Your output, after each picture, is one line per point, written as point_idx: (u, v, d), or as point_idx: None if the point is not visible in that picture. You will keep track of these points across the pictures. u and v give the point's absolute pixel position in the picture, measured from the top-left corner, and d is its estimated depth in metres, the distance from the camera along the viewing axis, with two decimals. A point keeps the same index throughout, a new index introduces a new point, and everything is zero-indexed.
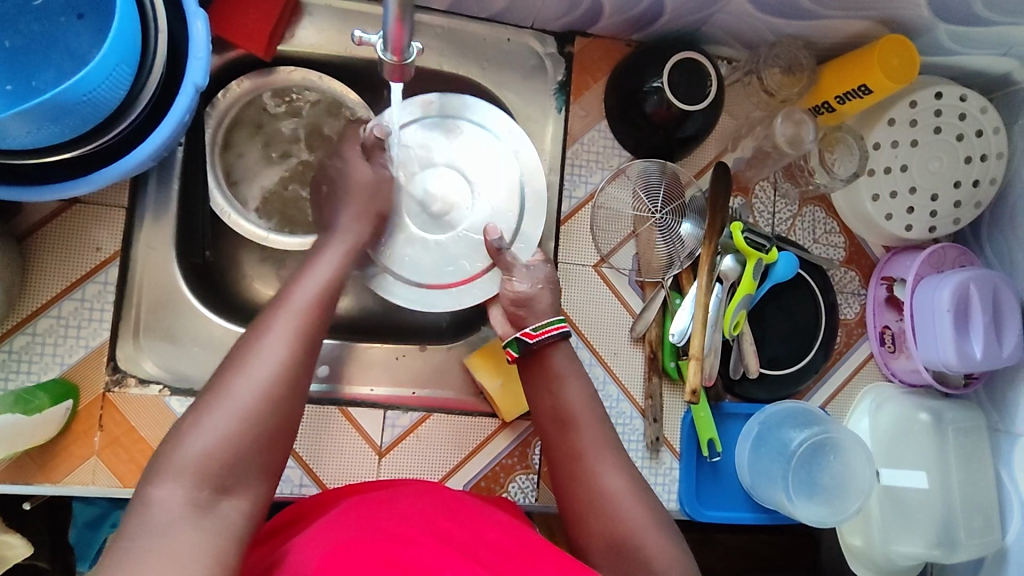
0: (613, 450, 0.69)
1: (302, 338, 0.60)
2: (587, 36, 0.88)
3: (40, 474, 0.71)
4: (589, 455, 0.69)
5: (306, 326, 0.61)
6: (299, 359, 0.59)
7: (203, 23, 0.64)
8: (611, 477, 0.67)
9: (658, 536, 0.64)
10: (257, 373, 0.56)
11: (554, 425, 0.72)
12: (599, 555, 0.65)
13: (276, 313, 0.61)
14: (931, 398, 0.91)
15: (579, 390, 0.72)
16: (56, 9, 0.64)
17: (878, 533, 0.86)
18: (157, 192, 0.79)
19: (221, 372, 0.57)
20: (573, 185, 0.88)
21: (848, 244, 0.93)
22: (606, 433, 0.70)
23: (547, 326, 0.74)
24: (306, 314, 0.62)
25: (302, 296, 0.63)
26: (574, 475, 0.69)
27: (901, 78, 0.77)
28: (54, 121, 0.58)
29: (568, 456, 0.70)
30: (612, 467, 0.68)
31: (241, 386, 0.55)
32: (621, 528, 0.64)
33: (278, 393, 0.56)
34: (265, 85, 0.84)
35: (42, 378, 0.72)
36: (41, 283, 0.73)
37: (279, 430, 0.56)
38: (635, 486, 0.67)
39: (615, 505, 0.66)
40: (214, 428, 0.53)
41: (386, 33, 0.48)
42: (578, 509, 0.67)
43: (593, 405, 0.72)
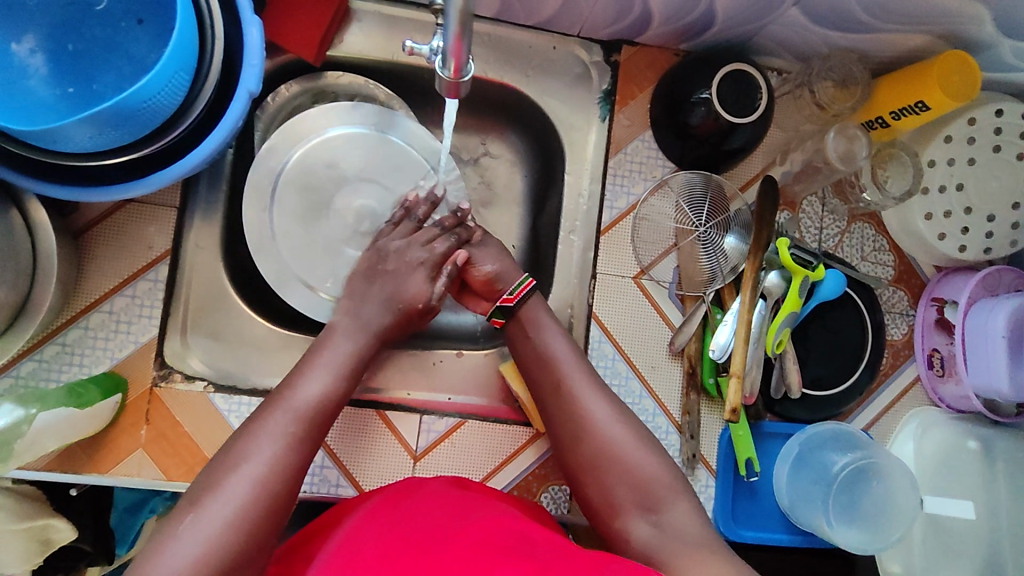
0: (593, 380, 0.72)
1: (292, 442, 0.63)
2: (634, 45, 0.87)
3: (88, 464, 0.74)
4: (566, 381, 0.72)
5: (298, 428, 0.64)
6: (288, 469, 0.61)
7: (258, 30, 0.65)
8: (594, 406, 0.70)
9: (644, 455, 0.68)
10: (246, 477, 0.59)
11: (535, 364, 0.74)
12: (586, 470, 0.69)
13: (271, 414, 0.64)
14: (979, 424, 0.88)
15: (553, 330, 0.75)
16: (118, 14, 0.66)
17: (920, 564, 0.83)
18: (208, 192, 0.80)
19: (213, 471, 0.60)
20: (615, 196, 0.87)
21: (897, 263, 0.90)
22: (587, 368, 0.73)
23: (523, 284, 0.77)
24: (302, 417, 0.64)
25: (300, 398, 0.66)
26: (555, 398, 0.72)
27: (961, 97, 0.74)
28: (116, 126, 0.59)
29: (549, 386, 0.73)
30: (589, 392, 0.71)
31: (232, 488, 0.58)
32: (605, 445, 0.68)
33: (268, 495, 0.59)
34: (314, 89, 0.86)
35: (92, 371, 0.74)
36: (97, 279, 0.75)
37: (267, 530, 0.58)
38: (618, 410, 0.71)
39: (600, 429, 0.69)
40: (203, 531, 0.55)
41: (445, 47, 0.47)
42: (562, 436, 0.71)
43: (571, 343, 0.75)
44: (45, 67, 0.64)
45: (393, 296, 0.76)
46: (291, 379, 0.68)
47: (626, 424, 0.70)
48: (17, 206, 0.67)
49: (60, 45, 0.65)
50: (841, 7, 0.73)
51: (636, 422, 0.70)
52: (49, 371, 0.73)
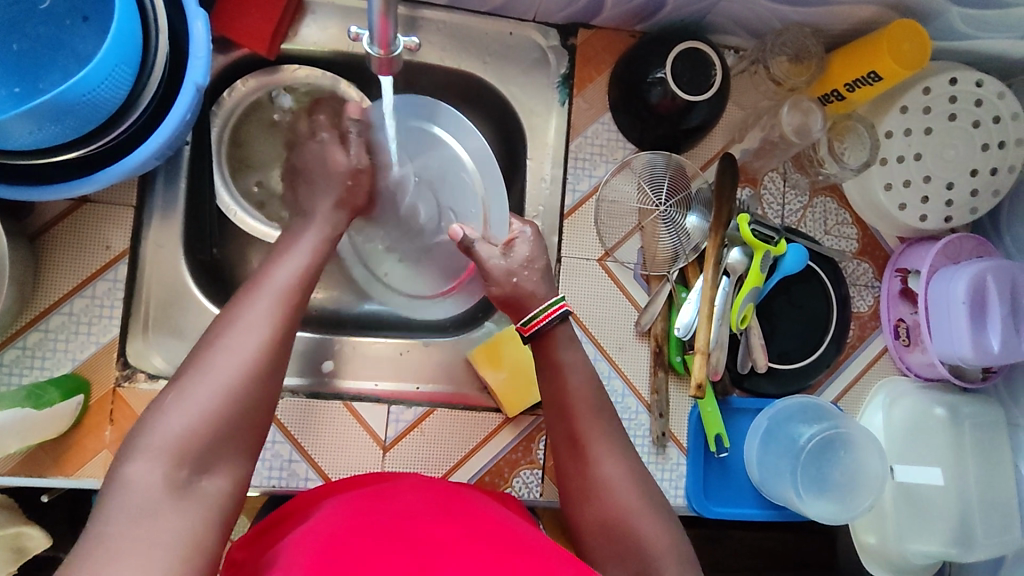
0: (610, 436, 0.70)
1: (281, 322, 0.60)
2: (590, 28, 0.87)
3: (54, 467, 0.73)
4: (586, 440, 0.70)
5: (285, 308, 0.62)
6: (277, 345, 0.59)
7: (203, 23, 0.65)
8: (610, 467, 0.68)
9: (653, 522, 0.65)
10: (236, 351, 0.57)
11: (553, 410, 0.73)
12: (594, 533, 0.67)
13: (255, 295, 0.61)
14: (947, 391, 0.89)
15: (579, 380, 0.73)
16: (61, 12, 0.66)
17: (892, 531, 0.85)
18: (165, 190, 0.79)
19: (199, 348, 0.57)
20: (576, 178, 0.87)
21: (860, 235, 0.91)
22: (606, 422, 0.71)
23: (543, 313, 0.74)
24: (287, 297, 0.63)
25: (274, 274, 0.64)
26: (573, 453, 0.70)
27: (912, 66, 0.75)
28: (57, 122, 0.59)
29: (568, 441, 0.71)
30: (607, 456, 0.69)
31: (220, 363, 0.56)
32: (615, 513, 0.66)
33: (257, 371, 0.57)
34: (271, 83, 0.84)
35: (54, 373, 0.74)
36: (55, 281, 0.75)
37: (259, 404, 0.57)
38: (634, 476, 0.68)
39: (614, 494, 0.67)
40: (194, 403, 0.53)
41: (372, 28, 0.48)
42: (576, 491, 0.69)
43: (594, 394, 0.72)
44: None
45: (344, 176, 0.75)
46: (266, 267, 0.65)
47: (639, 488, 0.68)
48: None
49: (4, 44, 0.65)
50: None
51: (649, 487, 0.68)
52: (9, 375, 0.73)
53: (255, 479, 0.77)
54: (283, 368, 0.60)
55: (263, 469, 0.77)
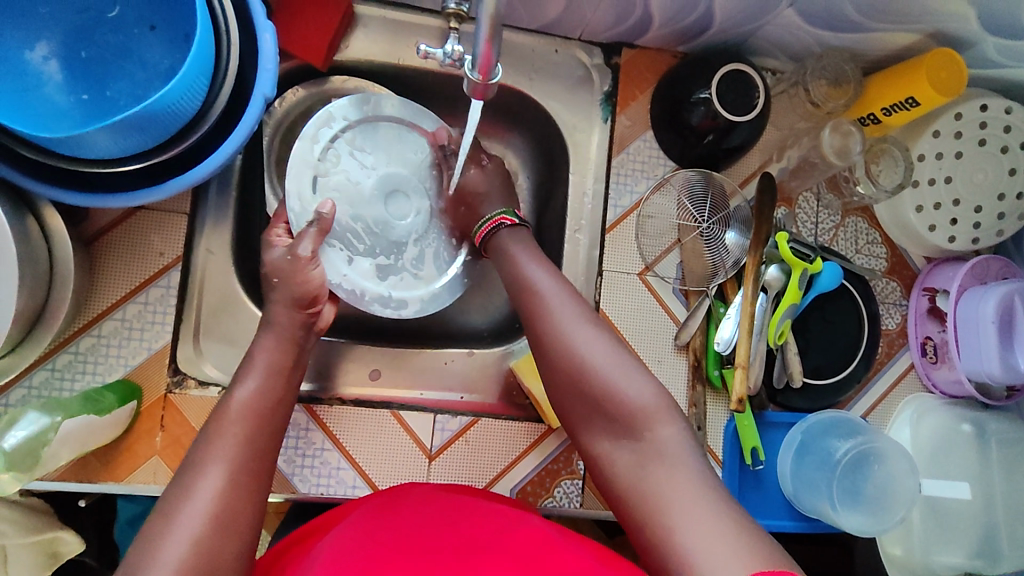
0: (586, 318, 0.70)
1: (247, 451, 0.61)
2: (634, 48, 0.89)
3: (104, 472, 0.74)
4: (558, 316, 0.70)
5: (246, 440, 0.62)
6: (245, 473, 0.59)
7: (271, 36, 0.66)
8: (585, 340, 0.68)
9: (635, 391, 0.64)
10: (210, 481, 0.57)
11: (524, 295, 0.73)
12: (578, 405, 0.67)
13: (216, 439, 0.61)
14: (972, 408, 0.91)
15: (547, 272, 0.74)
16: (130, 21, 0.66)
17: (918, 545, 0.87)
18: (218, 196, 0.81)
19: (173, 488, 0.57)
20: (618, 195, 0.89)
21: (889, 255, 0.94)
22: (580, 306, 0.71)
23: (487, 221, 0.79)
24: (249, 431, 0.63)
25: (239, 402, 0.64)
26: (544, 337, 0.70)
27: (951, 91, 0.77)
28: (140, 132, 0.60)
29: (539, 334, 0.71)
30: (585, 334, 0.68)
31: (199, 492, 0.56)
32: (598, 381, 0.66)
33: (236, 492, 0.57)
34: (319, 95, 0.87)
35: (106, 379, 0.74)
36: (110, 287, 0.75)
37: (243, 511, 0.57)
38: (614, 350, 0.68)
39: (593, 366, 0.67)
40: (186, 527, 0.54)
41: (475, 55, 0.49)
42: (553, 370, 0.69)
43: (563, 282, 0.73)
44: (59, 73, 0.64)
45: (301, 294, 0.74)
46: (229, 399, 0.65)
47: (617, 357, 0.67)
48: (31, 211, 0.67)
49: (73, 51, 0.65)
50: (835, 7, 0.76)
51: (630, 364, 0.67)
52: (61, 380, 0.73)
53: (304, 487, 0.78)
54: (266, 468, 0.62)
55: (311, 475, 0.79)
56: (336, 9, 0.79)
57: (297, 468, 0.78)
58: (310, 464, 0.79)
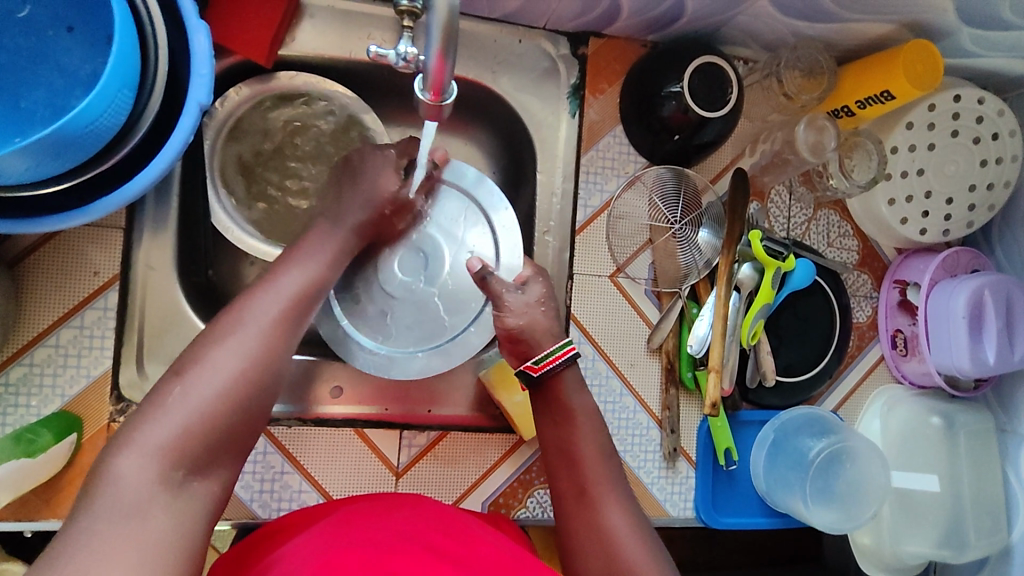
0: (618, 489, 0.68)
1: (284, 329, 0.60)
2: (601, 37, 0.85)
3: (45, 510, 0.69)
4: (594, 489, 0.68)
5: (289, 314, 0.61)
6: (275, 358, 0.58)
7: (203, 37, 0.60)
8: (617, 514, 0.66)
9: None
10: (237, 350, 0.56)
11: (560, 461, 0.70)
12: None
13: (261, 296, 0.61)
14: (939, 399, 0.92)
15: (587, 430, 0.71)
16: (44, 21, 0.60)
17: (887, 534, 0.88)
18: (156, 206, 0.75)
19: (197, 346, 0.57)
20: (588, 194, 0.85)
21: (860, 247, 0.92)
22: (611, 471, 0.69)
23: (551, 355, 0.71)
24: (294, 304, 0.62)
25: (288, 283, 0.63)
26: (578, 515, 0.67)
27: (927, 84, 0.75)
28: (55, 157, 0.54)
29: (573, 489, 0.68)
30: (615, 506, 0.67)
31: (223, 362, 0.55)
32: (622, 563, 0.62)
33: (259, 377, 0.57)
34: (266, 92, 0.79)
35: (42, 412, 0.69)
36: (40, 309, 0.69)
37: (253, 416, 0.56)
38: (640, 530, 0.66)
39: (621, 546, 0.64)
40: (192, 403, 0.53)
41: (426, 68, 0.47)
42: (578, 549, 0.65)
43: (601, 445, 0.70)
44: None
45: (369, 197, 0.72)
46: (254, 292, 0.61)
47: (644, 545, 0.64)
48: None
49: None
50: None
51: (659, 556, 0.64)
52: None
53: (265, 512, 0.75)
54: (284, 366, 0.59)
55: (272, 501, 0.75)
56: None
57: (257, 493, 0.74)
58: (270, 488, 0.75)
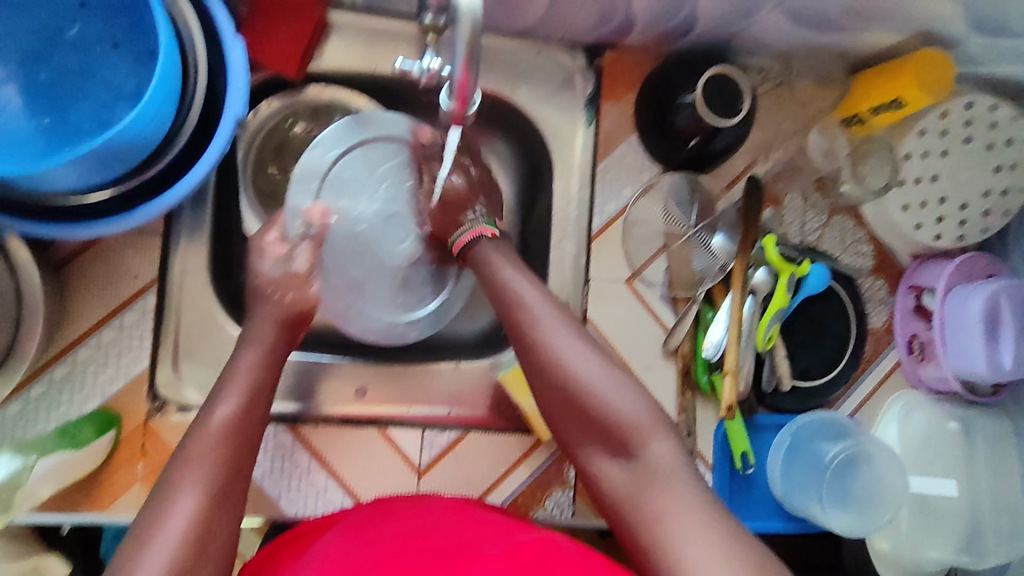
0: (557, 315, 0.67)
1: (218, 478, 0.56)
2: (616, 49, 0.88)
3: (86, 502, 0.72)
4: (531, 317, 0.67)
5: (223, 456, 0.57)
6: (212, 514, 0.54)
7: (240, 52, 0.64)
8: (557, 340, 0.65)
9: (622, 398, 0.62)
10: (171, 529, 0.52)
11: (496, 301, 0.70)
12: (565, 419, 0.65)
13: (189, 456, 0.56)
14: (958, 404, 0.91)
15: (513, 269, 0.70)
16: (92, 40, 0.64)
17: (905, 540, 0.87)
18: (192, 214, 0.79)
19: (130, 540, 0.52)
20: (604, 201, 0.88)
21: (876, 253, 0.93)
22: (547, 299, 0.68)
23: (466, 233, 0.74)
24: (223, 448, 0.57)
25: (216, 424, 0.59)
26: (524, 350, 0.67)
27: (939, 90, 0.76)
28: (102, 166, 0.59)
29: (509, 321, 0.68)
30: (554, 330, 0.66)
31: (154, 552, 0.51)
32: (575, 387, 0.63)
33: (200, 544, 0.52)
34: (295, 105, 0.84)
35: (84, 408, 0.72)
36: (84, 310, 0.73)
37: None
38: (586, 344, 0.65)
39: (571, 371, 0.64)
40: None
41: (453, 79, 0.51)
42: (536, 381, 0.67)
43: (531, 278, 0.70)
44: (21, 99, 0.63)
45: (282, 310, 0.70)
46: (222, 386, 0.62)
47: (596, 358, 0.64)
48: None
49: (33, 75, 0.63)
50: (819, 10, 0.75)
51: (617, 372, 0.64)
52: (37, 411, 0.71)
53: (292, 508, 0.77)
54: (224, 524, 0.54)
55: (298, 497, 0.77)
56: (310, 16, 0.77)
57: (283, 490, 0.77)
58: (298, 484, 0.78)
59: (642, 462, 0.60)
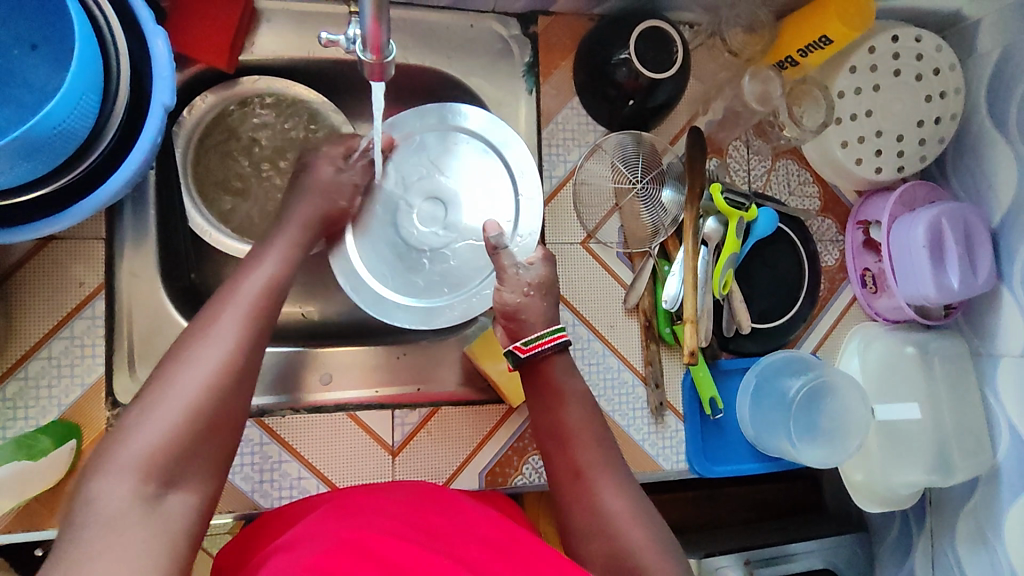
0: (611, 468, 0.68)
1: (250, 331, 0.60)
2: (549, 15, 0.89)
3: (53, 518, 0.70)
4: (588, 471, 0.67)
5: (252, 317, 0.61)
6: (246, 356, 0.58)
7: (163, 41, 0.63)
8: (611, 495, 0.65)
9: (663, 561, 0.60)
10: (202, 361, 0.56)
11: (553, 442, 0.71)
12: (598, 572, 0.62)
13: (218, 310, 0.60)
14: (914, 331, 0.94)
15: (579, 409, 0.72)
16: (7, 42, 0.63)
17: (877, 468, 0.90)
18: (134, 218, 0.77)
19: (164, 364, 0.56)
20: (552, 165, 0.89)
21: (822, 192, 0.95)
22: (605, 451, 0.69)
23: (542, 339, 0.73)
24: (255, 309, 0.61)
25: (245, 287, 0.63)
26: (572, 496, 0.67)
27: (859, 23, 0.78)
28: (26, 160, 0.57)
29: (567, 469, 0.68)
30: (611, 486, 0.66)
31: (185, 377, 0.55)
32: (618, 542, 0.62)
33: (225, 377, 0.56)
34: (231, 97, 0.83)
35: (41, 422, 0.71)
36: (30, 322, 0.71)
37: (228, 424, 0.56)
38: (637, 504, 0.65)
39: (618, 524, 0.63)
40: (157, 422, 0.52)
41: (365, 33, 0.51)
42: (580, 526, 0.65)
43: (592, 421, 0.71)
44: None
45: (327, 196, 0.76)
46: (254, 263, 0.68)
47: (646, 524, 0.63)
48: None
49: None
50: None
51: (664, 537, 0.63)
52: None
53: (267, 501, 0.77)
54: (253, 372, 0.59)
55: (273, 489, 0.77)
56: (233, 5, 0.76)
57: (256, 483, 0.76)
58: (270, 478, 0.77)
59: None
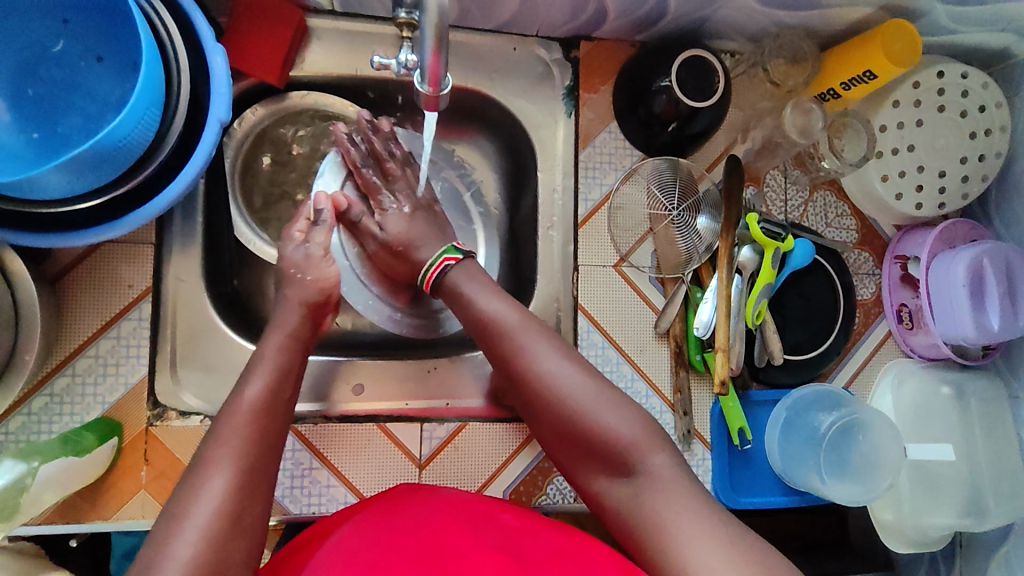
0: (541, 337, 0.70)
1: (255, 447, 0.59)
2: (591, 40, 0.90)
3: (92, 512, 0.73)
4: (517, 342, 0.70)
5: (258, 430, 0.60)
6: (254, 476, 0.57)
7: (222, 59, 0.66)
8: (545, 365, 0.68)
9: (613, 417, 0.66)
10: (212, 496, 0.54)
11: (477, 327, 0.73)
12: (558, 436, 0.68)
13: (222, 428, 0.59)
14: (948, 369, 0.93)
15: (487, 295, 0.73)
16: (75, 54, 0.66)
17: (907, 508, 0.87)
18: (182, 223, 0.80)
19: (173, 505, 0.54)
20: (588, 188, 0.89)
21: (859, 225, 0.94)
22: (530, 322, 0.71)
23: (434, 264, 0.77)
24: (257, 416, 0.60)
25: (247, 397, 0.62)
26: (511, 369, 0.70)
27: (905, 59, 0.78)
28: (92, 169, 0.60)
29: (497, 344, 0.71)
30: (539, 353, 0.69)
31: (197, 511, 0.53)
32: (568, 409, 0.66)
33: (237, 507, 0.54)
34: (280, 110, 0.86)
35: (85, 418, 0.73)
36: (80, 322, 0.74)
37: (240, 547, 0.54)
38: (572, 369, 0.68)
39: (560, 393, 0.67)
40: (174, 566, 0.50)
41: (424, 65, 0.53)
42: (528, 399, 0.69)
43: (511, 303, 0.72)
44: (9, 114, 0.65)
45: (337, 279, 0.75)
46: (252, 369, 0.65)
47: (585, 383, 0.68)
48: None
49: (20, 90, 0.65)
50: None
51: (605, 392, 0.67)
52: (39, 424, 0.72)
53: (296, 507, 0.78)
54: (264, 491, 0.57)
55: (301, 495, 0.78)
56: (287, 24, 0.79)
57: (286, 488, 0.78)
58: (300, 484, 0.78)
59: (638, 479, 0.64)
